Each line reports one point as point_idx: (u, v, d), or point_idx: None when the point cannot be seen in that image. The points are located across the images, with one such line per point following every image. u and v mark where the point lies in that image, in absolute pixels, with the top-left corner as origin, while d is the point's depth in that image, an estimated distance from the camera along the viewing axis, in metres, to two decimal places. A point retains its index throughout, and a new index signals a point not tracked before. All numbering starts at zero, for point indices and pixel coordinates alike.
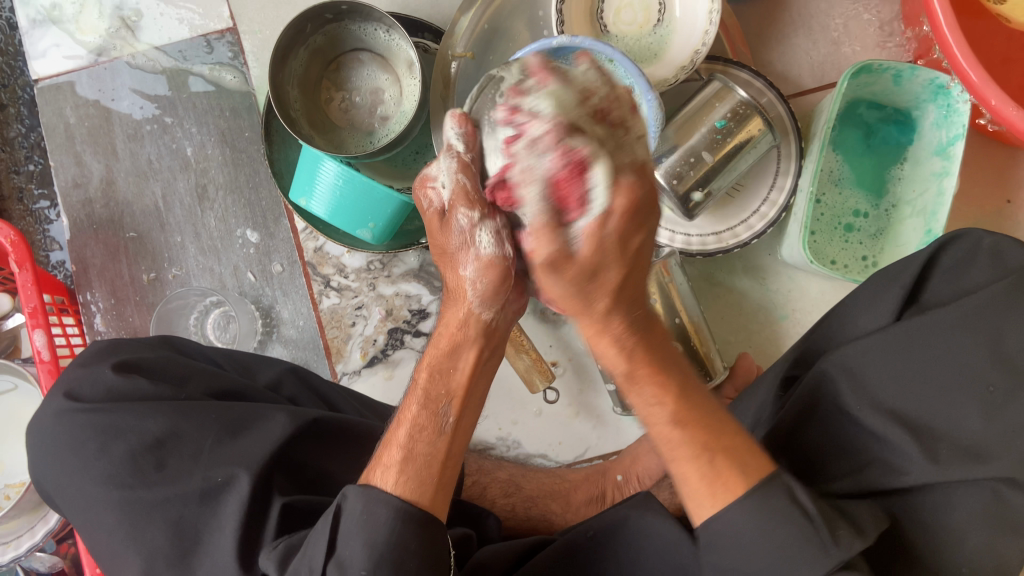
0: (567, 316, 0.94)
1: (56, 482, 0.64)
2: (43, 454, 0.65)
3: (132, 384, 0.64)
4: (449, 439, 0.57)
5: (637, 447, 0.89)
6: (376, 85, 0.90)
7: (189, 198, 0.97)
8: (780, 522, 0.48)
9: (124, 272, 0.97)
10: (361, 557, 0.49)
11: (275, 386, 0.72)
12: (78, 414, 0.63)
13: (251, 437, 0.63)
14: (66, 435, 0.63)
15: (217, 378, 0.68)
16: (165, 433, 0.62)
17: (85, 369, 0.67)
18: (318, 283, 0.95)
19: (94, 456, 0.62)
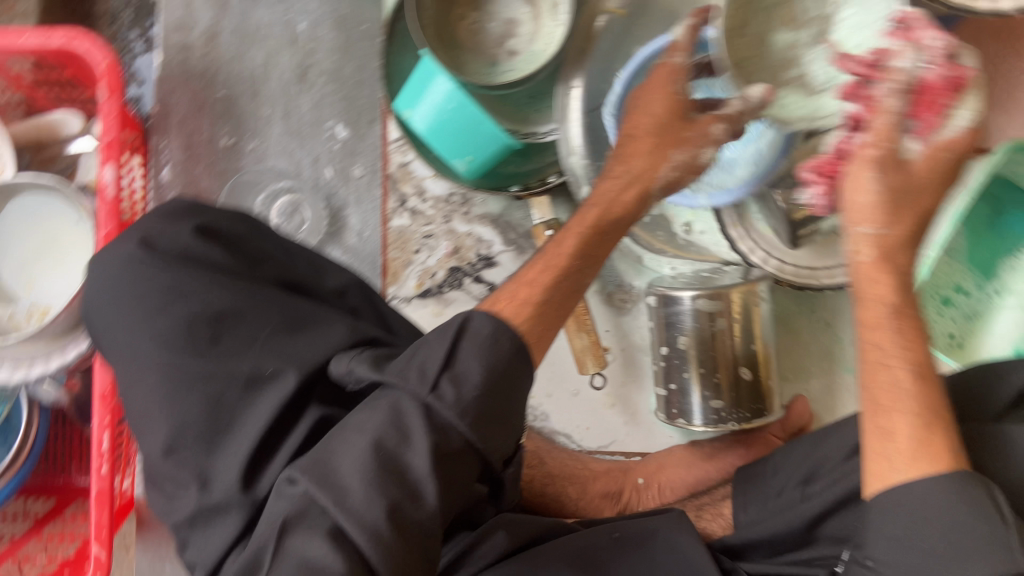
0: (633, 306, 0.91)
1: (106, 326, 0.61)
2: (99, 293, 0.61)
3: (207, 251, 0.62)
4: (574, 293, 0.57)
5: (665, 454, 0.87)
6: (512, 17, 0.85)
7: (289, 74, 0.93)
8: (968, 502, 0.46)
9: (203, 129, 0.93)
10: (462, 409, 0.47)
11: (339, 295, 0.69)
12: (144, 266, 0.60)
13: (308, 337, 0.60)
14: (128, 282, 0.60)
15: (287, 269, 0.66)
16: (227, 310, 0.59)
17: (163, 222, 0.63)
18: (394, 199, 0.92)
19: (153, 312, 0.59)
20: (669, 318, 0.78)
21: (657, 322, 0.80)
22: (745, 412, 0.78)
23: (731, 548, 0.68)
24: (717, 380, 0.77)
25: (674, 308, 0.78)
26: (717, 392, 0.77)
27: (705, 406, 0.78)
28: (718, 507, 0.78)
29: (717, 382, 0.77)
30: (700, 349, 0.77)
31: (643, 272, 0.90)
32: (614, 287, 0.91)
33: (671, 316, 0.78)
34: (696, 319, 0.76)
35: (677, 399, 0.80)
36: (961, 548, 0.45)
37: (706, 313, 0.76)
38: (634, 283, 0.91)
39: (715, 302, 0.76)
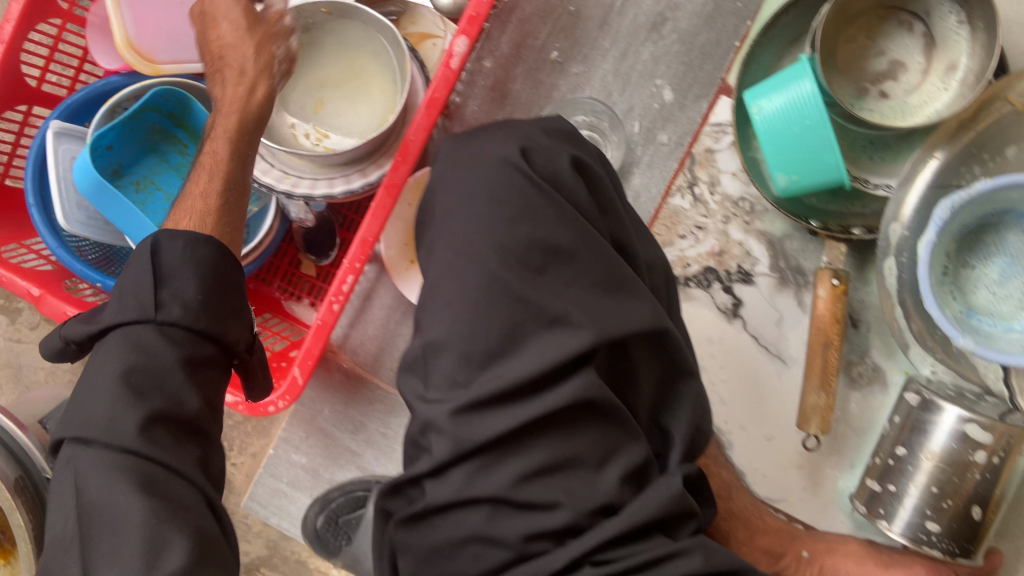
0: (868, 385, 0.87)
1: (452, 207, 0.62)
2: (460, 176, 0.63)
3: (573, 184, 0.62)
4: (238, 190, 0.66)
5: (837, 539, 0.84)
6: (900, 59, 0.82)
7: (644, 18, 0.90)
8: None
9: (540, 35, 0.91)
10: (194, 285, 0.55)
11: (650, 270, 0.66)
12: (513, 175, 0.61)
13: (618, 304, 0.59)
14: (493, 180, 0.61)
15: (623, 231, 0.64)
16: (566, 248, 0.59)
17: (548, 139, 0.64)
18: (685, 177, 0.90)
19: (502, 217, 0.60)
20: (917, 425, 0.77)
21: (903, 423, 0.79)
22: (955, 547, 0.75)
23: None
24: (943, 505, 0.75)
25: (927, 416, 0.77)
26: (938, 516, 0.75)
27: (918, 523, 0.75)
28: None
29: (941, 507, 0.75)
30: (942, 468, 0.75)
31: (897, 358, 0.87)
32: (856, 357, 0.88)
33: (920, 423, 0.77)
34: (950, 439, 0.74)
35: (887, 500, 0.78)
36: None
37: (971, 441, 0.73)
38: (882, 364, 0.87)
39: (984, 435, 0.73)
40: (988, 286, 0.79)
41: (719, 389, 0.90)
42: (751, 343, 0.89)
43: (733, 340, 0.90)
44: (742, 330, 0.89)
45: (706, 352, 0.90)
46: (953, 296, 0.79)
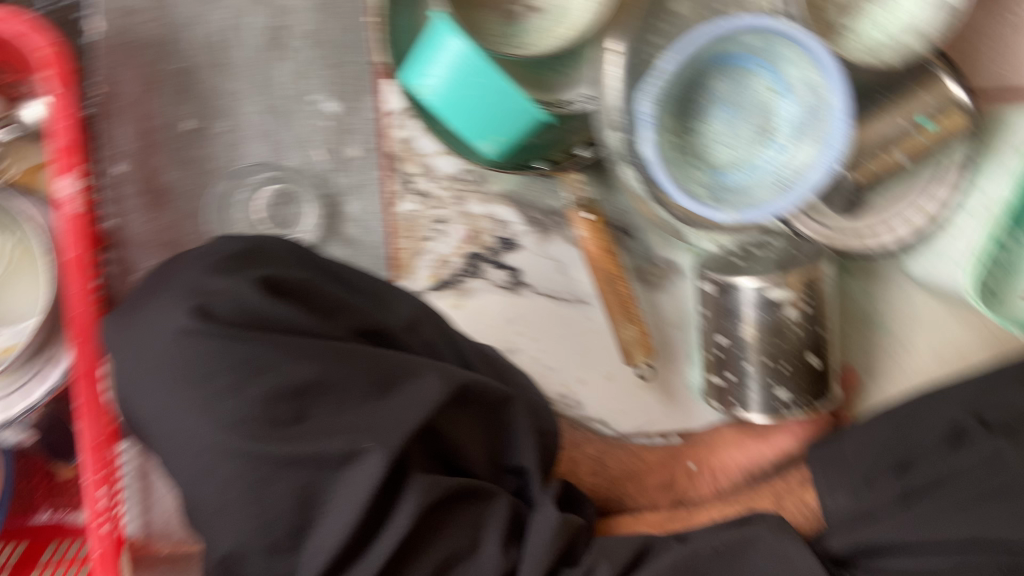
0: (666, 282, 0.85)
1: (155, 410, 0.49)
2: (142, 370, 0.50)
3: (279, 309, 0.51)
4: None
5: (712, 436, 0.83)
6: None
7: (260, 40, 0.78)
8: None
9: (159, 112, 0.78)
10: None
11: (414, 329, 0.58)
12: (208, 339, 0.49)
13: (401, 399, 0.52)
14: (184, 357, 0.49)
15: (362, 317, 0.55)
16: (315, 381, 0.49)
17: (220, 275, 0.52)
18: (398, 181, 0.81)
19: (222, 393, 0.47)
20: (726, 307, 0.74)
21: (711, 310, 0.76)
22: (808, 398, 0.75)
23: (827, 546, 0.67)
24: (782, 369, 0.74)
25: (731, 297, 0.74)
26: (782, 381, 0.74)
27: (770, 395, 0.75)
28: (796, 494, 0.74)
29: (782, 371, 0.74)
30: (765, 338, 0.73)
31: (673, 242, 0.84)
32: (645, 263, 0.85)
33: (728, 304, 0.74)
34: (759, 309, 0.72)
35: (735, 388, 0.76)
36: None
37: (773, 302, 0.72)
38: (666, 256, 0.85)
39: (783, 290, 0.72)
40: (720, 142, 0.76)
41: (544, 360, 0.85)
42: (548, 302, 0.84)
43: (530, 309, 0.84)
44: (534, 295, 0.83)
45: (513, 333, 0.84)
46: (696, 167, 0.76)
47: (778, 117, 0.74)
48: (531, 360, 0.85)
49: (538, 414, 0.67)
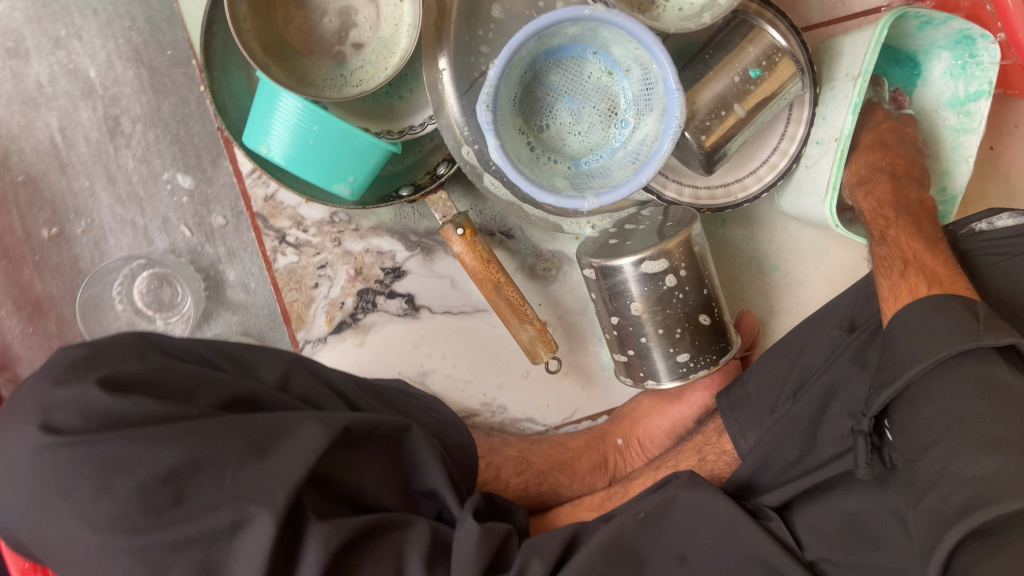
0: (558, 272, 0.86)
1: (38, 529, 0.50)
2: (13, 496, 0.50)
3: (132, 404, 0.51)
4: None
5: (634, 407, 0.86)
6: (345, 3, 0.73)
7: (97, 132, 0.77)
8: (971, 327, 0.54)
9: (15, 225, 0.78)
10: None
11: (285, 385, 0.60)
12: (67, 450, 0.49)
13: (280, 457, 0.52)
14: (47, 474, 0.49)
15: (225, 387, 0.56)
16: (182, 462, 0.49)
17: (63, 386, 0.52)
18: (271, 238, 0.81)
19: (93, 496, 0.48)
20: (614, 290, 0.75)
21: (600, 294, 0.77)
22: (710, 356, 0.76)
23: (743, 485, 0.74)
24: (678, 335, 0.75)
25: (615, 279, 0.74)
26: (680, 346, 0.75)
27: (672, 362, 0.76)
28: (715, 444, 0.78)
29: (677, 337, 0.75)
30: (653, 310, 0.74)
31: (557, 235, 0.85)
32: (533, 258, 0.86)
33: (616, 287, 0.75)
34: (643, 285, 0.73)
35: (640, 362, 0.77)
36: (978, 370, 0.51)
37: (653, 275, 0.73)
38: (552, 248, 0.86)
39: (660, 262, 0.72)
40: (570, 131, 0.78)
41: (458, 374, 0.86)
42: (448, 318, 0.85)
43: (433, 329, 0.85)
44: (433, 315, 0.84)
45: (422, 356, 0.85)
46: (553, 160, 0.78)
47: (621, 98, 0.77)
48: (446, 378, 0.86)
49: (441, 429, 0.70)
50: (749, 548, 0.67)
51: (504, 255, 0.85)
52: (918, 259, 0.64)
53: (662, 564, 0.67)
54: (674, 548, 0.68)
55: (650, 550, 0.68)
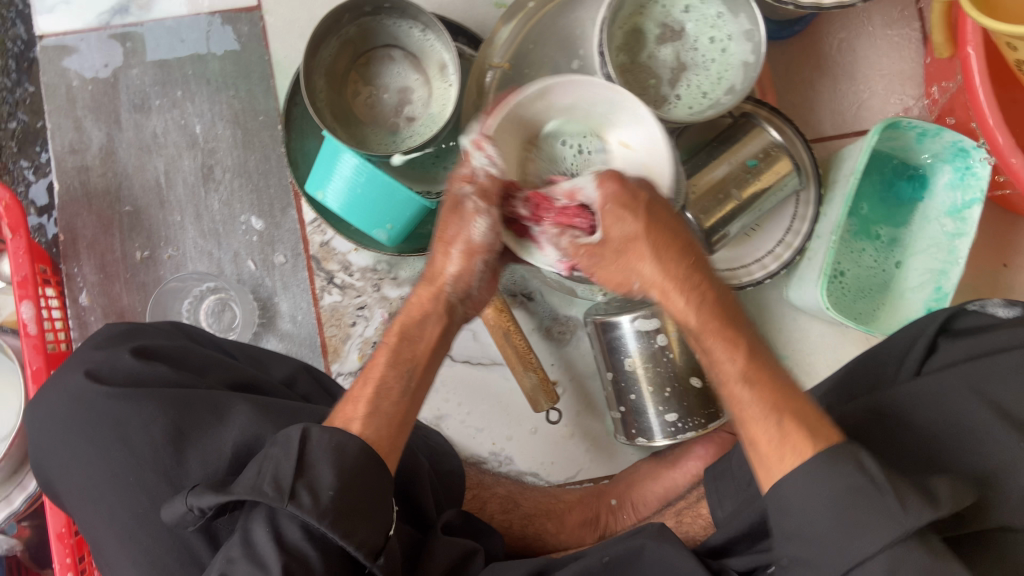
0: (572, 335, 0.93)
1: (66, 465, 0.61)
2: (51, 434, 0.62)
3: (152, 369, 0.62)
4: None
5: (633, 473, 0.88)
6: (404, 84, 0.88)
7: (194, 177, 0.93)
8: (842, 474, 0.49)
9: (115, 247, 0.94)
10: None
11: (290, 382, 0.70)
12: (98, 399, 0.61)
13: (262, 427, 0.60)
14: (82, 416, 0.61)
15: (234, 370, 0.66)
16: (190, 424, 0.59)
17: (102, 351, 0.64)
18: (321, 278, 0.93)
19: (114, 444, 0.60)
20: (611, 344, 0.82)
21: (600, 349, 0.84)
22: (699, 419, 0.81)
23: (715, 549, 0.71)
24: (667, 394, 0.81)
25: (613, 334, 0.81)
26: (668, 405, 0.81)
27: (660, 421, 0.81)
28: (695, 508, 0.79)
29: (667, 396, 0.81)
30: (647, 367, 0.81)
31: (575, 301, 0.93)
32: (550, 321, 0.93)
33: (612, 342, 0.82)
34: (637, 341, 0.80)
35: (634, 419, 0.83)
36: (845, 529, 0.48)
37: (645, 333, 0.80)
38: (569, 313, 0.93)
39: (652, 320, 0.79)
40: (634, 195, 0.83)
41: (470, 422, 0.93)
42: (467, 367, 0.93)
43: (452, 375, 0.93)
44: (453, 362, 0.93)
45: (439, 401, 0.93)
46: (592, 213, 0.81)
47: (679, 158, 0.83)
48: (459, 424, 0.93)
49: (434, 456, 0.77)
50: None
51: (523, 315, 0.93)
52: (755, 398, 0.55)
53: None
54: None
55: None
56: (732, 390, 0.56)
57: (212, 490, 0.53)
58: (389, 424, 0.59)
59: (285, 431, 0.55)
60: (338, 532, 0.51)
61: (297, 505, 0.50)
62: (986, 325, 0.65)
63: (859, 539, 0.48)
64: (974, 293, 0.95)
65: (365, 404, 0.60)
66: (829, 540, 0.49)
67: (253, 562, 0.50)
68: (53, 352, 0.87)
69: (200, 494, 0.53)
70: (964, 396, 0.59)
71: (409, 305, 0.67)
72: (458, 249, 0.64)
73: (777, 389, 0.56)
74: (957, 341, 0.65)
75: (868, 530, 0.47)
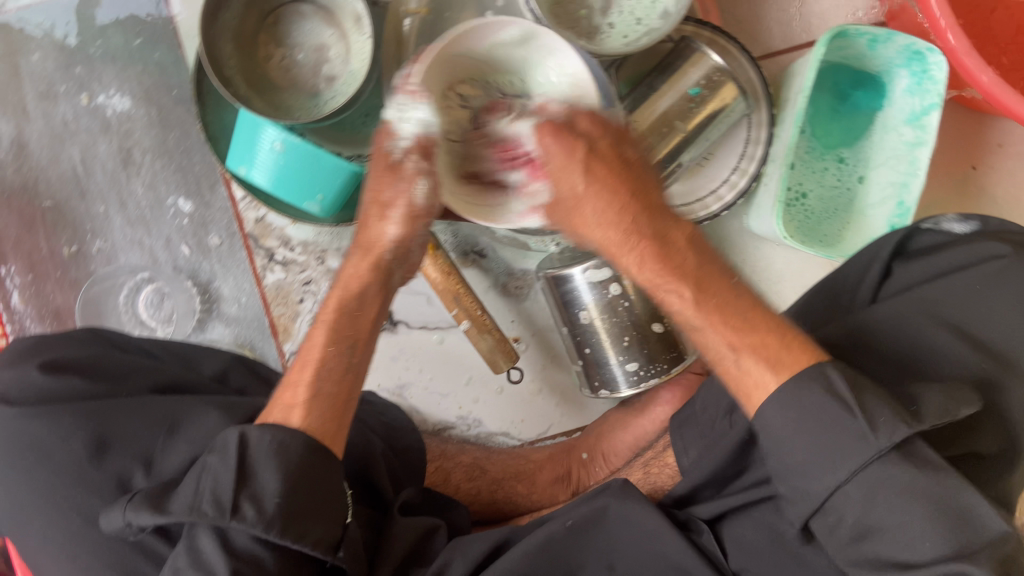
0: (530, 290, 0.90)
1: None
2: None
3: (67, 384, 0.58)
4: None
5: (601, 423, 0.86)
6: (319, 41, 0.82)
7: (112, 163, 0.88)
8: (808, 402, 0.50)
9: (41, 245, 0.89)
10: None
11: (222, 378, 0.67)
12: (11, 421, 0.57)
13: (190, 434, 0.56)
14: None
15: (159, 373, 0.62)
16: (111, 435, 0.56)
17: (8, 369, 0.58)
18: (260, 256, 0.88)
19: (34, 466, 0.56)
20: (566, 298, 0.78)
21: (555, 304, 0.80)
22: (662, 364, 0.78)
23: (681, 499, 0.68)
24: (626, 343, 0.77)
25: (567, 288, 0.78)
26: (629, 354, 0.78)
27: (623, 370, 0.78)
28: (662, 458, 0.75)
29: (627, 344, 0.78)
30: (605, 319, 0.77)
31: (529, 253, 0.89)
32: (506, 277, 0.90)
33: (567, 295, 0.78)
34: (592, 292, 0.77)
35: (595, 370, 0.80)
36: (818, 452, 0.49)
37: (598, 283, 0.76)
38: (525, 266, 0.89)
39: (603, 270, 0.76)
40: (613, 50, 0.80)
41: (434, 388, 0.90)
42: (424, 333, 0.90)
43: (410, 343, 0.90)
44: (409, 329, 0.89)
45: (399, 369, 0.90)
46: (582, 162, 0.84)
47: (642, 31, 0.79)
48: (423, 391, 0.90)
49: (389, 432, 0.74)
50: (671, 556, 0.63)
51: (476, 274, 0.89)
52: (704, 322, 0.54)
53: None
54: (603, 558, 0.65)
55: (582, 560, 0.65)
56: (706, 331, 0.55)
57: (151, 508, 0.49)
58: (334, 406, 0.55)
59: (223, 437, 0.51)
60: (290, 536, 0.48)
61: (241, 521, 0.47)
62: (942, 244, 0.63)
63: (833, 458, 0.49)
64: (943, 200, 0.91)
65: (304, 387, 0.56)
66: (808, 463, 0.50)
67: (197, 571, 0.46)
68: None
69: (138, 510, 0.49)
70: (914, 323, 0.57)
71: (345, 276, 0.60)
72: (398, 212, 0.57)
73: (745, 312, 0.54)
74: (910, 263, 0.63)
75: (835, 452, 0.49)
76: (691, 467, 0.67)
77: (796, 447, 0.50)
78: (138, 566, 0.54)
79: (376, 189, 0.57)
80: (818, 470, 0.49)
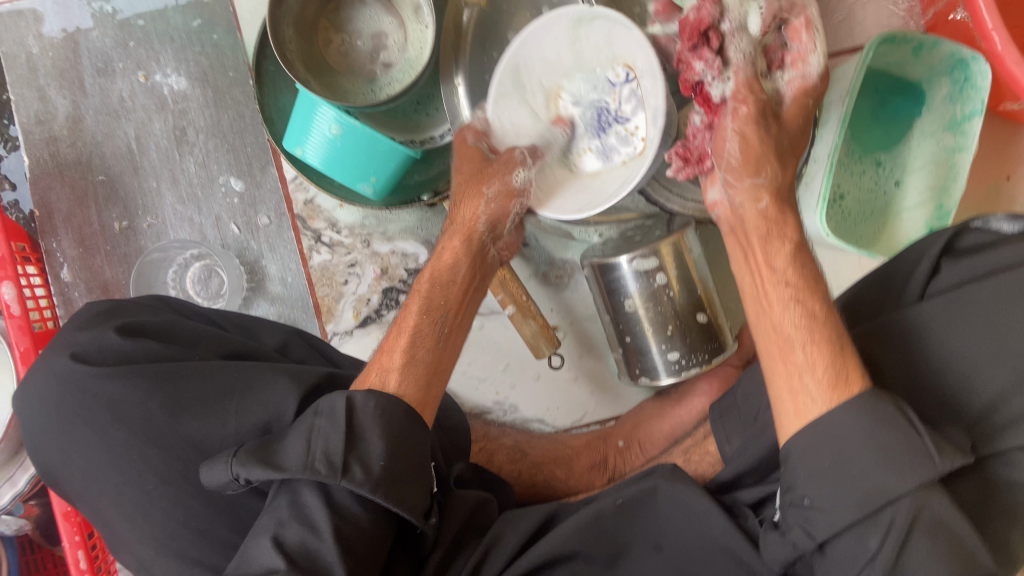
0: (570, 279, 0.91)
1: (60, 448, 0.59)
2: (42, 418, 0.60)
3: (142, 347, 0.59)
4: None
5: (637, 412, 0.88)
6: (378, 29, 0.84)
7: (166, 141, 0.90)
8: (880, 413, 0.46)
9: (93, 219, 0.90)
10: None
11: (283, 349, 0.68)
12: (87, 379, 0.58)
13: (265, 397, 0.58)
14: (70, 398, 0.59)
15: (225, 342, 0.64)
16: (185, 396, 0.57)
17: (85, 332, 0.61)
18: (308, 237, 0.90)
19: (109, 421, 0.57)
20: (611, 286, 0.81)
21: (599, 292, 0.82)
22: (702, 355, 0.79)
23: (724, 484, 0.69)
24: (670, 331, 0.79)
25: (613, 275, 0.80)
26: (671, 343, 0.79)
27: (664, 359, 0.80)
28: (703, 446, 0.77)
29: (670, 333, 0.79)
30: (648, 308, 0.79)
31: (571, 245, 0.90)
32: (546, 266, 0.91)
33: (612, 283, 0.80)
34: (637, 281, 0.79)
35: (636, 358, 0.82)
36: (871, 462, 0.46)
37: (643, 272, 0.78)
38: (565, 257, 0.91)
39: (650, 259, 0.78)
40: None
41: (472, 373, 0.91)
42: None
43: None
44: None
45: None
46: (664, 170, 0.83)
47: None
48: (461, 376, 0.92)
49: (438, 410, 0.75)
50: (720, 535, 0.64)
51: (518, 262, 0.91)
52: (805, 349, 0.50)
53: (637, 555, 0.66)
54: (649, 538, 0.66)
55: (628, 539, 0.66)
56: (793, 339, 0.51)
57: (263, 463, 0.50)
58: (425, 373, 0.60)
59: (328, 399, 0.53)
60: (389, 500, 0.51)
61: (350, 480, 0.49)
62: (990, 242, 0.63)
63: (880, 474, 0.45)
64: (974, 207, 0.94)
65: (401, 352, 0.60)
66: (846, 464, 0.46)
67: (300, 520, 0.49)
68: (40, 330, 0.84)
69: (247, 464, 0.51)
70: None
71: (438, 253, 0.67)
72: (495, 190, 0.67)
73: (822, 310, 0.52)
74: (960, 260, 0.63)
75: (888, 470, 0.45)
76: (736, 454, 0.69)
77: (831, 460, 0.47)
78: (205, 525, 0.56)
79: (467, 187, 0.68)
80: (860, 468, 0.46)
